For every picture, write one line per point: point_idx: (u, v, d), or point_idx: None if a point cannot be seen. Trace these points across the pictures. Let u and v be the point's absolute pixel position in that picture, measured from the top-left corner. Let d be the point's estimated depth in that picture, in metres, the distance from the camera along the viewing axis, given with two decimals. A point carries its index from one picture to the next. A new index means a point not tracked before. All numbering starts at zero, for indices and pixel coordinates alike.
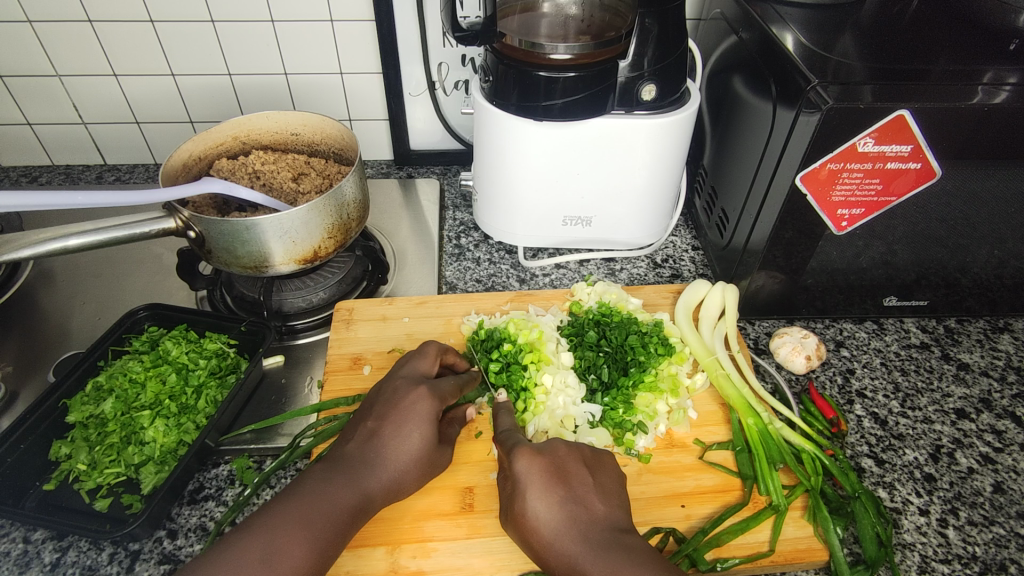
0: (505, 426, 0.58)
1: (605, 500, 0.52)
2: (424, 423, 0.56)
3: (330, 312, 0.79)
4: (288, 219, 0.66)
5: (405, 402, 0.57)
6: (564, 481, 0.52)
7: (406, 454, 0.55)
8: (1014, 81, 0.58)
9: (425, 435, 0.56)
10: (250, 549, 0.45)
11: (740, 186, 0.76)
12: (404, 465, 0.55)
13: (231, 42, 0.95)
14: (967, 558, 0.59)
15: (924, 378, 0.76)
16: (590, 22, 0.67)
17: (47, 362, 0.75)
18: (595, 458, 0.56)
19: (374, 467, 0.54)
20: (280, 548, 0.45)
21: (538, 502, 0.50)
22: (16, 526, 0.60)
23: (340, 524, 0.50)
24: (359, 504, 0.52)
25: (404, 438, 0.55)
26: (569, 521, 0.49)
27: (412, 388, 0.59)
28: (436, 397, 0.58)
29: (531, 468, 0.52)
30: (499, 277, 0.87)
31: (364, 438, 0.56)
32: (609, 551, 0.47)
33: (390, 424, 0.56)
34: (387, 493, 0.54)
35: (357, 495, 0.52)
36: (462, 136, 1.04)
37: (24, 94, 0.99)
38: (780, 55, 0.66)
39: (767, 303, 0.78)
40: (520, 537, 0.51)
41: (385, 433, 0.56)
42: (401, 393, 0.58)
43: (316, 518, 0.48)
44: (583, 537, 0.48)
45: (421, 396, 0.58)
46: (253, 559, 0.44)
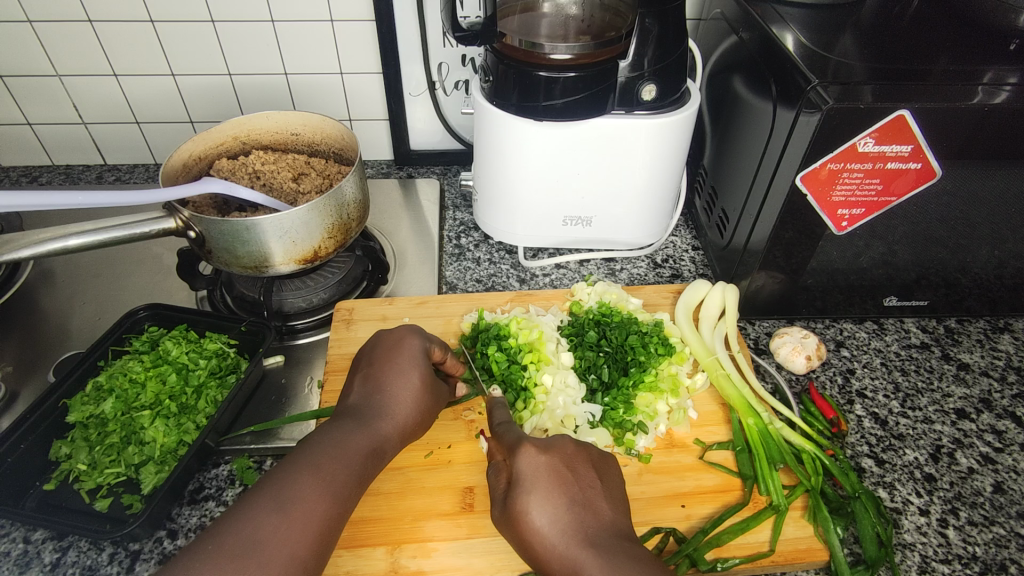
0: (501, 420, 0.59)
1: (611, 505, 0.51)
2: (416, 361, 0.59)
3: (330, 313, 0.79)
4: (288, 219, 0.66)
5: (391, 347, 0.60)
6: (568, 483, 0.51)
7: (408, 392, 0.57)
8: (1014, 81, 0.58)
9: (421, 372, 0.59)
10: (264, 503, 0.45)
11: (741, 186, 0.76)
12: (408, 402, 0.57)
13: (231, 42, 0.95)
14: (967, 558, 0.59)
15: (924, 378, 0.76)
16: (590, 22, 0.67)
17: (47, 363, 0.75)
18: (601, 461, 0.56)
19: (377, 409, 0.56)
20: (294, 501, 0.46)
21: (541, 505, 0.49)
22: (16, 526, 0.60)
23: (355, 467, 0.50)
24: (372, 448, 0.53)
25: (399, 378, 0.58)
26: (575, 524, 0.48)
27: (394, 335, 0.61)
28: (420, 336, 0.61)
29: (536, 468, 0.51)
30: (499, 277, 0.87)
31: (363, 388, 0.57)
32: (614, 556, 0.46)
33: (383, 369, 0.58)
34: (398, 435, 0.56)
35: (368, 440, 0.53)
36: (462, 136, 1.04)
37: (24, 94, 0.99)
38: (779, 55, 0.66)
39: (767, 303, 0.78)
40: (518, 540, 0.50)
41: (380, 377, 0.58)
42: (389, 339, 0.61)
43: (328, 467, 0.49)
44: (588, 540, 0.47)
45: (404, 338, 0.61)
46: (269, 514, 0.44)
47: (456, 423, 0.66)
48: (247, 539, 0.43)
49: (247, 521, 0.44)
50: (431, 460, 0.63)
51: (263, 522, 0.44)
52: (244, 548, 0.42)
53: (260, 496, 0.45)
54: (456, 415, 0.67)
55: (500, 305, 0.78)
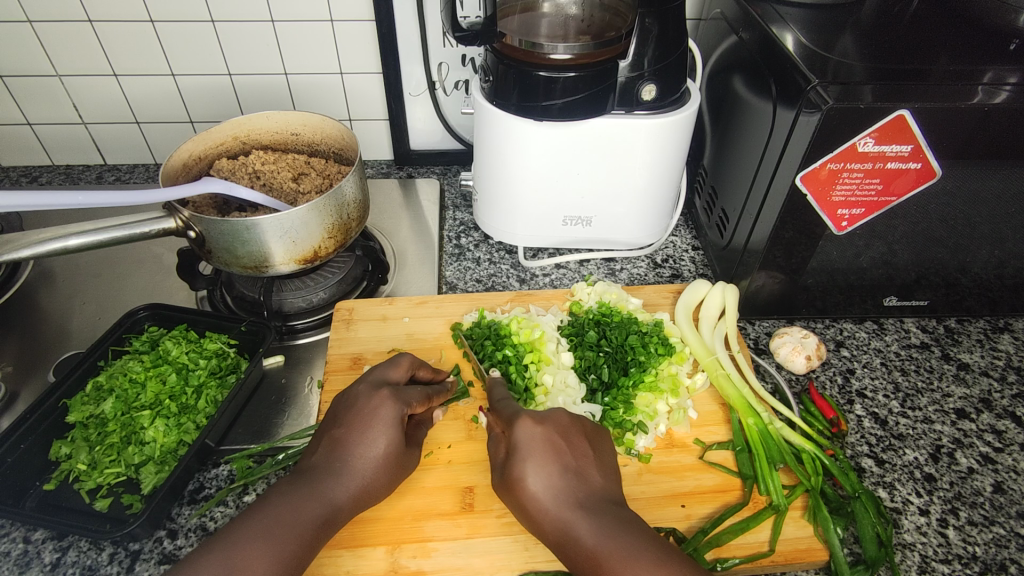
0: (499, 396, 0.61)
1: (603, 472, 0.52)
2: (386, 428, 0.56)
3: (330, 312, 0.79)
4: (288, 219, 0.66)
5: (365, 411, 0.57)
6: (563, 451, 0.52)
7: (370, 458, 0.55)
8: (1015, 81, 0.58)
9: (389, 441, 0.56)
10: (211, 565, 0.45)
11: (741, 185, 0.76)
12: (372, 470, 0.55)
13: (231, 43, 0.95)
14: (966, 558, 0.59)
15: (924, 378, 0.76)
16: (590, 22, 0.67)
17: (47, 363, 0.75)
18: (595, 432, 0.56)
19: (338, 476, 0.53)
20: (241, 564, 0.45)
21: (537, 472, 0.51)
22: (16, 526, 0.60)
23: (306, 535, 0.49)
24: (326, 517, 0.51)
25: (365, 446, 0.55)
26: (565, 489, 0.50)
27: (372, 394, 0.59)
28: (399, 400, 0.59)
29: (531, 438, 0.53)
30: (499, 277, 0.87)
31: (327, 448, 0.56)
32: (604, 518, 0.48)
33: (353, 431, 0.56)
34: (356, 503, 0.54)
35: (323, 507, 0.51)
36: (463, 136, 1.04)
37: (24, 94, 0.99)
38: (779, 55, 0.66)
39: (767, 303, 0.78)
40: (516, 506, 0.52)
41: (346, 442, 0.55)
42: (362, 403, 0.58)
43: (278, 535, 0.48)
44: (579, 504, 0.49)
45: (383, 401, 0.58)
46: (213, 575, 0.44)
47: (456, 423, 0.67)
48: None
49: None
50: (431, 460, 0.63)
51: None
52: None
53: (211, 555, 0.45)
54: (456, 415, 0.67)
55: (500, 305, 0.78)
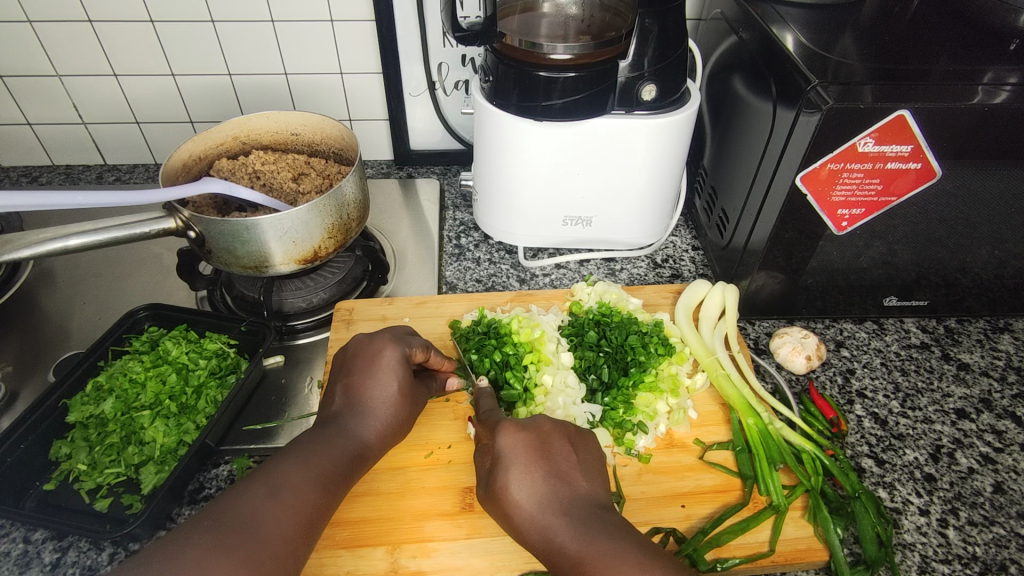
0: (487, 407, 0.60)
1: (588, 477, 0.53)
2: (395, 369, 0.59)
3: (330, 312, 0.79)
4: (288, 220, 0.66)
5: (371, 355, 0.60)
6: (546, 458, 0.52)
7: (387, 398, 0.58)
8: (1015, 81, 0.58)
9: (401, 380, 0.59)
10: (257, 488, 0.47)
11: (741, 186, 0.76)
12: (389, 409, 0.58)
13: (231, 43, 0.95)
14: (967, 558, 0.59)
15: (924, 378, 0.76)
16: (590, 22, 0.67)
17: (47, 363, 0.75)
18: (579, 436, 0.57)
19: (360, 416, 0.57)
20: (285, 487, 0.48)
21: (520, 480, 0.51)
22: (16, 526, 0.60)
23: (340, 465, 0.52)
24: (355, 451, 0.54)
25: (379, 386, 0.58)
26: (550, 495, 0.50)
27: (375, 340, 0.62)
28: (398, 343, 0.61)
29: (515, 445, 0.53)
30: (499, 277, 0.87)
31: (343, 393, 0.58)
32: (588, 523, 0.48)
33: (363, 375, 0.59)
34: (381, 440, 0.57)
35: (351, 443, 0.54)
36: (462, 136, 1.04)
37: (24, 94, 0.99)
38: (779, 55, 0.66)
39: (767, 303, 0.78)
40: (502, 516, 0.52)
41: (360, 385, 0.58)
42: (367, 347, 0.61)
43: (314, 465, 0.51)
44: (564, 511, 0.49)
45: (386, 344, 0.60)
46: (262, 495, 0.47)
47: (456, 423, 0.66)
48: (244, 517, 0.45)
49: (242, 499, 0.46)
50: (431, 460, 0.63)
51: (257, 504, 0.46)
52: (241, 521, 0.44)
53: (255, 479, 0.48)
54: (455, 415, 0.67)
55: (500, 305, 0.78)
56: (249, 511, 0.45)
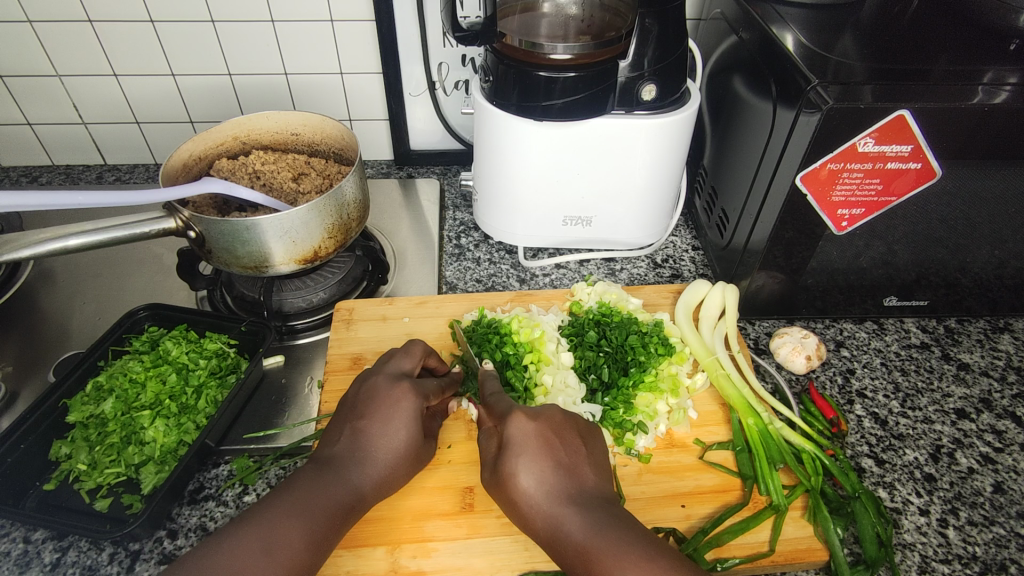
0: (492, 390, 0.60)
1: (596, 470, 0.53)
2: (407, 420, 0.57)
3: (330, 312, 0.79)
4: (288, 219, 0.66)
5: (386, 402, 0.58)
6: (557, 448, 0.53)
7: (394, 448, 0.56)
8: (1015, 81, 0.58)
9: (411, 432, 0.57)
10: (249, 543, 0.46)
11: (741, 185, 0.76)
12: (394, 460, 0.56)
13: (231, 43, 0.95)
14: (967, 558, 0.59)
15: (924, 378, 0.76)
16: (590, 22, 0.67)
17: (47, 363, 0.75)
18: (588, 427, 0.57)
19: (363, 464, 0.55)
20: (278, 543, 0.47)
21: (529, 468, 0.51)
22: (16, 526, 0.60)
23: (335, 518, 0.51)
24: (353, 501, 0.53)
25: (388, 436, 0.57)
26: (559, 486, 0.50)
27: (393, 385, 0.59)
28: (416, 393, 0.59)
29: (524, 433, 0.53)
30: (499, 277, 0.87)
31: (350, 435, 0.57)
32: (598, 514, 0.49)
33: (376, 419, 0.57)
34: (379, 491, 0.55)
35: (350, 492, 0.53)
36: (463, 136, 1.04)
37: (24, 94, 0.99)
38: (779, 55, 0.66)
39: (767, 303, 0.78)
40: (507, 502, 0.52)
41: (368, 431, 0.57)
42: (383, 392, 0.59)
43: (310, 519, 0.50)
44: (572, 501, 0.50)
45: (403, 393, 0.58)
46: (254, 553, 0.46)
47: (456, 424, 0.67)
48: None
49: (233, 556, 0.45)
50: (431, 460, 0.63)
51: (247, 562, 0.45)
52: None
53: (249, 532, 0.47)
54: (456, 416, 0.67)
55: (500, 305, 0.78)
56: (236, 565, 0.45)
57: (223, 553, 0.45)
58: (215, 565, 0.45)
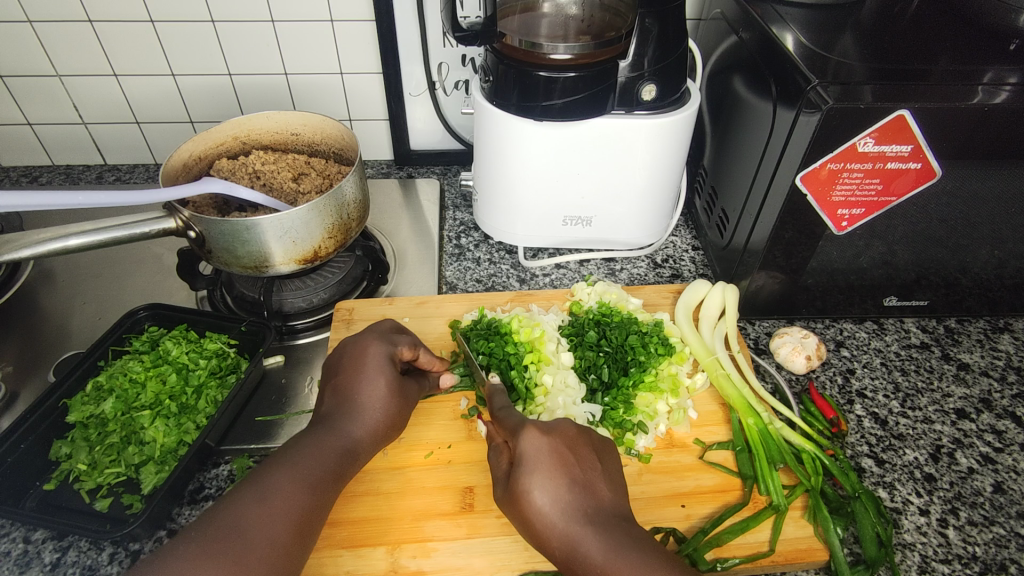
0: (501, 404, 0.59)
1: (611, 486, 0.52)
2: (382, 366, 0.59)
3: (330, 313, 0.79)
4: (288, 219, 0.66)
5: (358, 354, 0.60)
6: (569, 464, 0.52)
7: (376, 395, 0.58)
8: (1014, 81, 0.58)
9: (388, 377, 0.59)
10: (243, 498, 0.47)
11: (741, 186, 0.76)
12: (379, 406, 0.58)
13: (231, 43, 0.95)
14: (967, 558, 0.59)
15: (924, 378, 0.76)
16: (590, 22, 0.67)
17: (47, 363, 0.75)
18: (602, 445, 0.56)
19: (351, 414, 0.56)
20: (272, 495, 0.47)
21: (544, 484, 0.50)
22: (16, 526, 0.60)
23: (330, 467, 0.52)
24: (346, 450, 0.54)
25: (368, 384, 0.58)
26: (574, 503, 0.49)
27: (360, 341, 0.62)
28: (385, 341, 0.61)
29: (539, 449, 0.52)
30: (499, 277, 0.87)
31: (332, 392, 0.58)
32: (614, 534, 0.48)
33: (352, 374, 0.59)
34: (372, 437, 0.57)
35: (341, 441, 0.54)
36: (462, 136, 1.04)
37: (24, 94, 0.99)
38: (779, 55, 0.66)
39: (767, 303, 0.78)
40: (520, 519, 0.51)
41: (349, 385, 0.58)
42: (354, 347, 0.61)
43: (301, 469, 0.50)
44: (589, 520, 0.48)
45: (371, 343, 0.61)
46: (249, 505, 0.46)
47: (456, 423, 0.66)
48: (231, 529, 0.44)
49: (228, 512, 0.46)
50: (431, 460, 0.63)
51: (244, 514, 0.46)
52: (226, 533, 0.44)
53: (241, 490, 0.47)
54: (456, 416, 0.67)
55: (500, 305, 0.78)
56: (233, 520, 0.45)
57: (221, 512, 0.46)
58: (212, 521, 0.45)
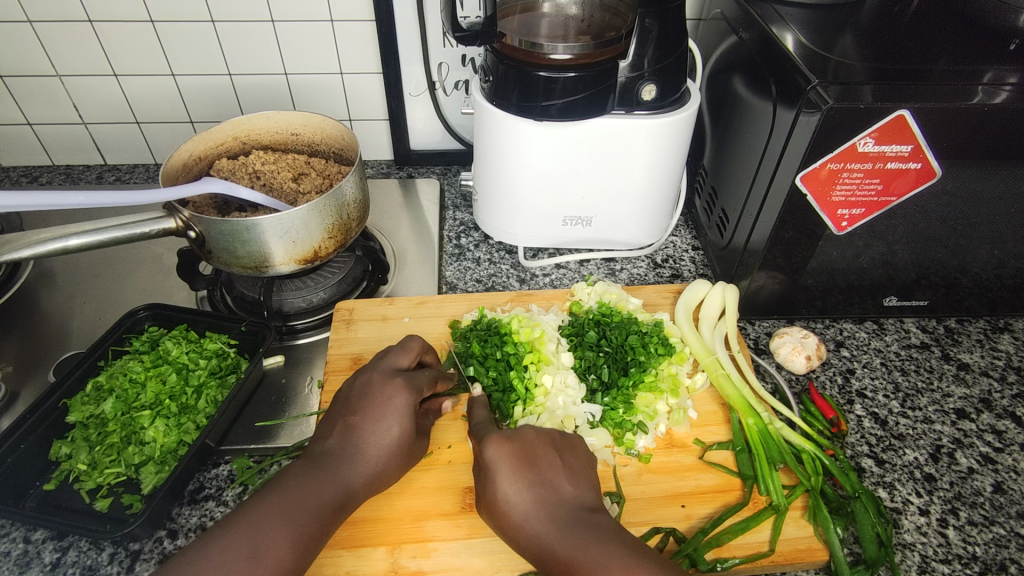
0: (480, 418, 0.60)
1: (574, 482, 0.53)
2: (401, 417, 0.57)
3: (330, 313, 0.79)
4: (288, 219, 0.66)
5: (381, 398, 0.58)
6: (532, 466, 0.53)
7: (386, 447, 0.56)
8: (1015, 81, 0.58)
9: (403, 429, 0.57)
10: (233, 552, 0.46)
11: (741, 186, 0.76)
12: (386, 458, 0.56)
13: (231, 43, 0.95)
14: (966, 558, 0.59)
15: (924, 378, 0.76)
16: (591, 22, 0.67)
17: (47, 363, 0.75)
18: (564, 441, 0.57)
19: (354, 461, 0.55)
20: (264, 550, 0.47)
21: (507, 485, 0.52)
22: (16, 526, 0.60)
23: (324, 520, 0.51)
24: (341, 501, 0.53)
25: (380, 433, 0.56)
26: (536, 502, 0.51)
27: (386, 382, 0.59)
28: (411, 390, 0.59)
29: (500, 453, 0.53)
30: (499, 277, 0.87)
31: (342, 431, 0.56)
32: (575, 530, 0.48)
33: (368, 418, 0.57)
34: (369, 488, 0.55)
35: (338, 492, 0.53)
36: (463, 136, 1.04)
37: (24, 94, 0.99)
38: (779, 55, 0.66)
39: (767, 303, 0.78)
40: (494, 521, 0.52)
41: (361, 428, 0.56)
42: (377, 389, 0.58)
43: (297, 522, 0.49)
44: (551, 517, 0.50)
45: (396, 391, 0.58)
46: (238, 562, 0.45)
47: (456, 423, 0.67)
48: None
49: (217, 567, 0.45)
50: (431, 460, 0.63)
51: (231, 571, 0.45)
52: None
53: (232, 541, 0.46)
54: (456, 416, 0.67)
55: (500, 305, 0.78)
56: (216, 573, 0.44)
57: (204, 561, 0.45)
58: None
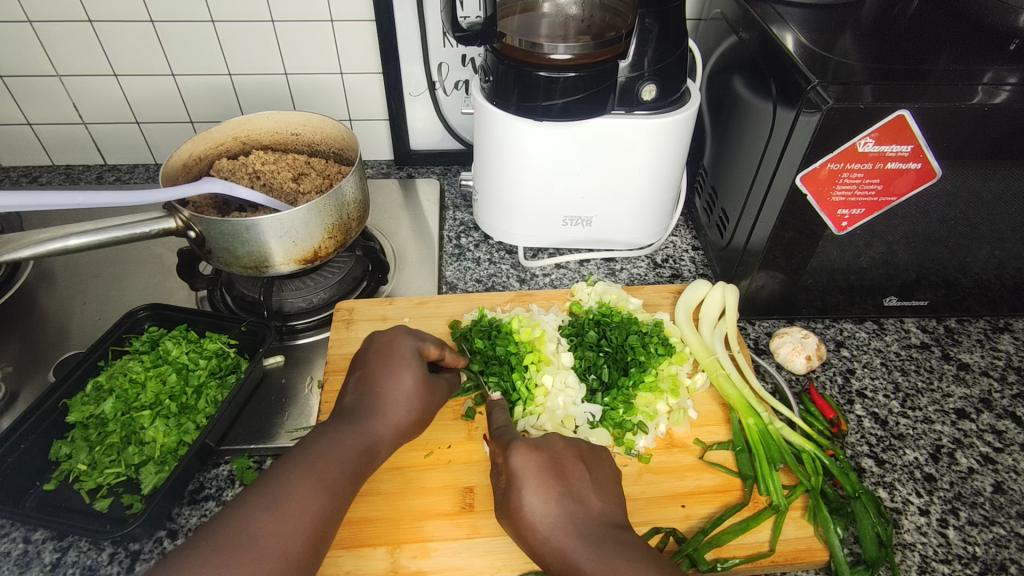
0: (499, 423, 0.61)
1: (602, 496, 0.53)
2: (410, 361, 0.60)
3: (329, 313, 0.79)
4: (288, 219, 0.66)
5: (387, 350, 0.61)
6: (559, 477, 0.53)
7: (400, 392, 0.58)
8: (1014, 81, 0.58)
9: (414, 372, 0.60)
10: (256, 501, 0.47)
11: (741, 186, 0.76)
12: (403, 402, 0.58)
13: (231, 42, 0.95)
14: (966, 558, 0.59)
15: (924, 378, 0.76)
16: (590, 22, 0.67)
17: (47, 363, 0.75)
18: (591, 453, 0.57)
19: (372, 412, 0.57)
20: (286, 500, 0.47)
21: (534, 498, 0.51)
22: (16, 526, 0.60)
23: (346, 467, 0.52)
24: (362, 450, 0.54)
25: (393, 380, 0.59)
26: (564, 515, 0.50)
27: (388, 336, 0.63)
28: (412, 338, 0.63)
29: (526, 464, 0.53)
30: (499, 277, 0.87)
31: (357, 386, 0.60)
32: (604, 546, 0.48)
33: (378, 370, 0.60)
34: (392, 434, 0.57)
35: (358, 440, 0.54)
36: (463, 136, 1.04)
37: (24, 94, 0.99)
38: (779, 55, 0.66)
39: (767, 303, 0.78)
40: (515, 534, 0.52)
41: (374, 379, 0.59)
42: (382, 340, 0.63)
43: (316, 471, 0.50)
44: (578, 532, 0.49)
45: (398, 338, 0.62)
46: (260, 511, 0.46)
47: (456, 423, 0.66)
48: (243, 537, 0.44)
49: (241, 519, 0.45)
50: (431, 460, 0.63)
51: (257, 520, 0.45)
52: (239, 542, 0.44)
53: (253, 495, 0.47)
54: (456, 416, 0.67)
55: (500, 305, 0.78)
56: (245, 528, 0.45)
57: (234, 518, 0.46)
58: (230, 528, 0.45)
